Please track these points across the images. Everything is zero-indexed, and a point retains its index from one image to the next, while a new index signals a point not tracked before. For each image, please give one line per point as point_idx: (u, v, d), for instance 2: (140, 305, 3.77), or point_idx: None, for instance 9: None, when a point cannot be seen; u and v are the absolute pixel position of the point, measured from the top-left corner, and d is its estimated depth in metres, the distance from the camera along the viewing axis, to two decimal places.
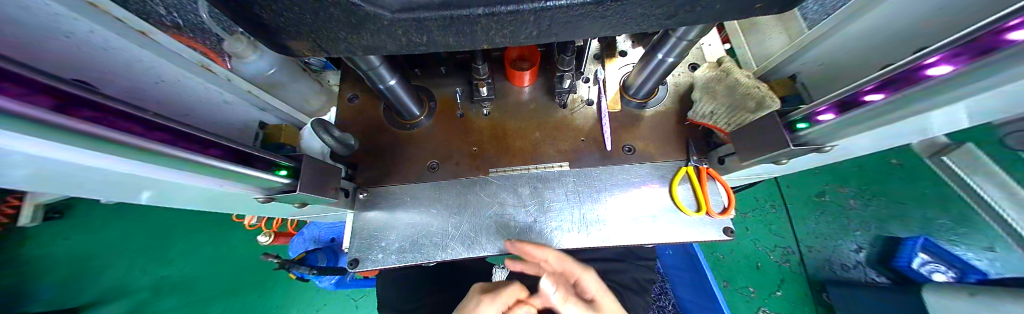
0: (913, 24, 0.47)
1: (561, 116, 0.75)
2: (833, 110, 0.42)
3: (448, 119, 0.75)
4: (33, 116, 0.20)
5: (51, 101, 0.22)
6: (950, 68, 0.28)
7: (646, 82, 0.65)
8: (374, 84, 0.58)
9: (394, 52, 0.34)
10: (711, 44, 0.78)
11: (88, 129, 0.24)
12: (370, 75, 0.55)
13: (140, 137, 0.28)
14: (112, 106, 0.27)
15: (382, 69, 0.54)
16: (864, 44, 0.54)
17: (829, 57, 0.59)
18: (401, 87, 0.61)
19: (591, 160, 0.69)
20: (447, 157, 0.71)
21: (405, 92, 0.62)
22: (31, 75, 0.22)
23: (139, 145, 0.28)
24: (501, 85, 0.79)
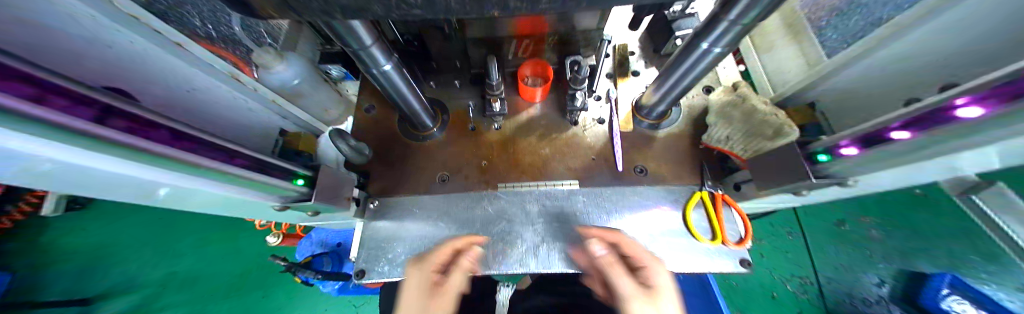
0: (955, 52, 0.44)
1: (572, 133, 0.75)
2: (857, 144, 0.40)
3: (459, 132, 0.76)
4: (65, 124, 0.21)
5: (88, 112, 0.23)
6: (981, 111, 0.27)
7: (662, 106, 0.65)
8: (385, 92, 0.59)
9: (381, 15, 0.29)
10: (726, 67, 0.78)
11: (122, 139, 0.25)
12: (360, 56, 0.48)
13: (171, 147, 0.29)
14: (151, 119, 0.28)
15: (394, 76, 0.54)
16: (887, 75, 0.52)
17: (848, 86, 0.58)
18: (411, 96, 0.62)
19: (602, 179, 0.68)
20: (457, 170, 0.71)
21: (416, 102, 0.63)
22: (76, 90, 0.23)
23: (171, 154, 0.29)
24: (513, 101, 0.81)
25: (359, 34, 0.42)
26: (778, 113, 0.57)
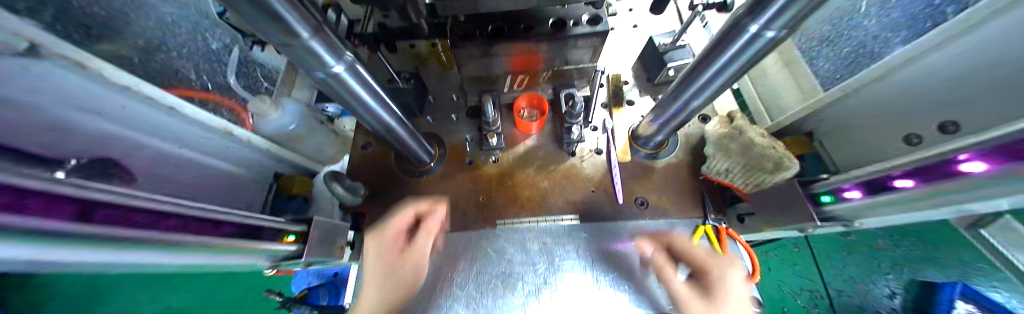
0: (951, 93, 0.44)
1: (570, 164, 0.75)
2: (860, 189, 0.40)
3: (457, 166, 0.75)
4: (53, 231, 0.20)
5: (72, 211, 0.22)
6: (986, 166, 0.28)
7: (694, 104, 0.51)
8: (345, 105, 0.46)
9: None
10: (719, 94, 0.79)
11: (108, 232, 0.24)
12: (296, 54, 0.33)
13: (156, 230, 0.28)
14: (133, 204, 0.28)
15: (351, 82, 0.39)
16: (880, 110, 0.53)
17: (842, 118, 0.59)
18: (382, 107, 0.49)
19: (602, 213, 0.67)
20: (455, 207, 0.70)
21: (386, 113, 0.50)
22: (64, 190, 0.22)
23: (157, 237, 0.28)
24: (510, 132, 0.81)
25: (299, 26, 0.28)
26: (775, 146, 0.57)
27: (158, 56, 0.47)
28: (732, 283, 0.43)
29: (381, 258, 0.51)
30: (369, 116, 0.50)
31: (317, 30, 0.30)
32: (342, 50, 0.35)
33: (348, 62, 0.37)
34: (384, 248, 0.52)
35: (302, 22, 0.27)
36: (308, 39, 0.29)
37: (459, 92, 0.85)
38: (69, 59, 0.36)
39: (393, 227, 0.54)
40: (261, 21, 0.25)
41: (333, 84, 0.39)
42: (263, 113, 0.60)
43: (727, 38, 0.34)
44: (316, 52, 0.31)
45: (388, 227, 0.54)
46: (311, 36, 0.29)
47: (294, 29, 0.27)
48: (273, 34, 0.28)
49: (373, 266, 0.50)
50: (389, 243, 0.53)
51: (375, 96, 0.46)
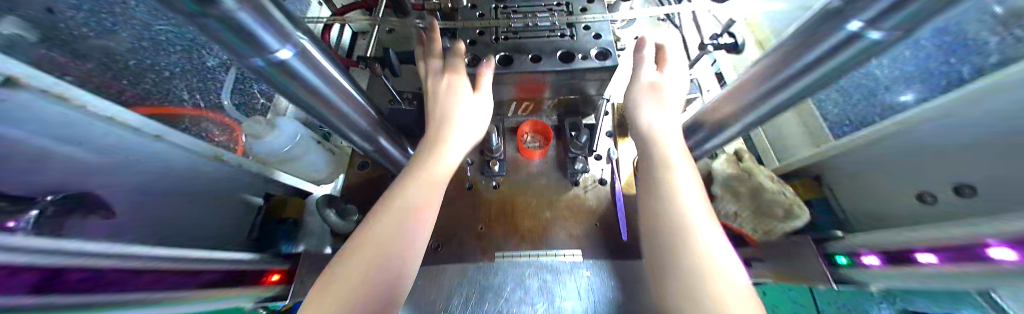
0: (944, 153, 0.44)
1: (573, 195, 0.72)
2: (878, 256, 0.39)
3: (456, 192, 0.73)
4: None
5: (25, 282, 0.19)
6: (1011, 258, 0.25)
7: (742, 106, 0.46)
8: (320, 121, 0.42)
9: None
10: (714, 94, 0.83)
11: (78, 302, 0.22)
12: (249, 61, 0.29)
13: (131, 292, 0.26)
14: (108, 264, 0.25)
15: (304, 71, 0.33)
16: (890, 166, 0.51)
17: (851, 169, 0.58)
18: (347, 101, 0.41)
19: (606, 249, 0.65)
20: (451, 236, 0.67)
21: (359, 114, 0.45)
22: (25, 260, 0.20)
23: (132, 300, 0.26)
24: (512, 157, 0.78)
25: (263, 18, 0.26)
26: (785, 192, 0.55)
27: (147, 76, 0.46)
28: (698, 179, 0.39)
29: (398, 215, 0.36)
30: (336, 116, 0.42)
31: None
32: (285, 28, 0.28)
33: (296, 43, 0.30)
34: (406, 208, 0.37)
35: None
36: (236, 10, 0.23)
37: None
38: (47, 92, 0.31)
39: (429, 188, 0.40)
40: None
41: (283, 80, 0.32)
42: (257, 134, 0.55)
43: (825, 36, 0.31)
44: (252, 31, 0.25)
45: (430, 179, 0.41)
46: (242, 5, 0.23)
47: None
48: (190, 7, 0.21)
49: (385, 216, 0.35)
50: (403, 203, 0.37)
51: (339, 88, 0.39)
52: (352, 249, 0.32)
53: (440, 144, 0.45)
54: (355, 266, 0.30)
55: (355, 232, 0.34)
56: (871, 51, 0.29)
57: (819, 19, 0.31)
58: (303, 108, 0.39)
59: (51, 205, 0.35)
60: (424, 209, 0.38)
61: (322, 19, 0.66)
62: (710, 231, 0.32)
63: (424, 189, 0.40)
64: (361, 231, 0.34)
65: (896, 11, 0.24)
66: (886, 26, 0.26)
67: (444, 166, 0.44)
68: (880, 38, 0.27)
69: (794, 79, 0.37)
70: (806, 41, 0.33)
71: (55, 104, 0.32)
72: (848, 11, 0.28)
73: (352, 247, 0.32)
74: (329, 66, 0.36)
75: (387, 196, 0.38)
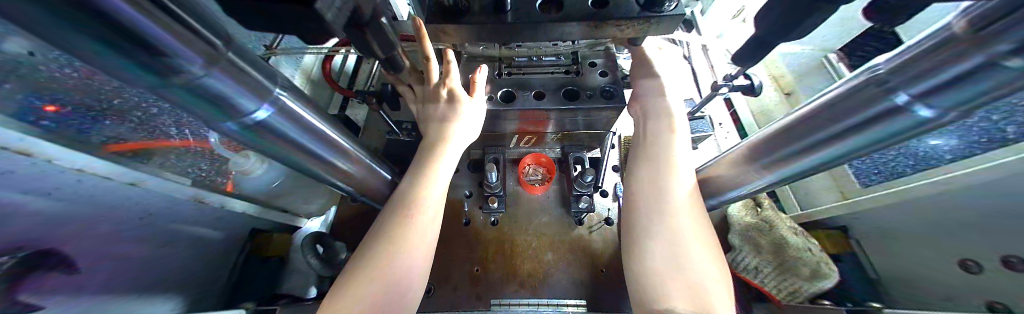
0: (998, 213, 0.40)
1: (577, 235, 0.68)
2: None
3: (453, 228, 0.69)
4: None
5: None
6: None
7: (746, 157, 0.45)
8: (303, 172, 0.40)
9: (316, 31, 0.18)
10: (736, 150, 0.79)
11: None
12: (221, 123, 0.27)
13: None
14: None
15: (283, 127, 0.31)
16: (937, 224, 0.46)
17: (885, 222, 0.53)
18: (334, 151, 0.39)
19: (613, 301, 0.60)
20: (445, 279, 0.62)
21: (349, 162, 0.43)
22: None
23: None
24: (513, 191, 0.75)
25: (236, 84, 0.24)
26: (811, 247, 0.51)
27: (133, 114, 0.44)
28: (681, 196, 0.46)
29: (397, 236, 0.44)
30: (320, 165, 0.40)
31: (220, 61, 0.22)
32: (267, 90, 0.27)
33: (275, 102, 0.29)
34: (406, 228, 0.45)
35: (197, 54, 0.20)
36: (202, 76, 0.21)
37: None
38: (8, 149, 0.28)
39: (426, 209, 0.48)
40: (130, 67, 0.18)
41: (260, 137, 0.30)
42: (245, 170, 0.54)
43: (855, 103, 0.28)
44: (221, 94, 0.24)
45: (426, 197, 0.49)
46: (210, 70, 0.22)
47: (181, 64, 0.20)
48: (150, 78, 0.20)
49: (388, 233, 0.45)
50: (407, 225, 0.45)
51: (322, 137, 0.36)
52: (355, 273, 0.41)
53: (434, 166, 0.52)
54: (363, 273, 0.40)
55: (368, 242, 0.45)
56: (916, 127, 0.26)
57: (857, 85, 0.28)
58: (284, 162, 0.36)
59: (10, 265, 0.32)
60: (419, 232, 0.46)
61: (322, 51, 0.65)
62: (689, 237, 0.42)
63: (420, 211, 0.48)
64: (370, 245, 0.44)
65: (959, 88, 0.21)
66: (940, 102, 0.23)
67: (437, 190, 0.51)
68: (934, 115, 0.25)
69: (821, 146, 0.34)
70: (834, 106, 0.31)
71: (20, 157, 0.29)
72: (893, 82, 0.25)
73: (361, 259, 0.43)
74: (314, 119, 0.34)
75: (389, 213, 0.48)
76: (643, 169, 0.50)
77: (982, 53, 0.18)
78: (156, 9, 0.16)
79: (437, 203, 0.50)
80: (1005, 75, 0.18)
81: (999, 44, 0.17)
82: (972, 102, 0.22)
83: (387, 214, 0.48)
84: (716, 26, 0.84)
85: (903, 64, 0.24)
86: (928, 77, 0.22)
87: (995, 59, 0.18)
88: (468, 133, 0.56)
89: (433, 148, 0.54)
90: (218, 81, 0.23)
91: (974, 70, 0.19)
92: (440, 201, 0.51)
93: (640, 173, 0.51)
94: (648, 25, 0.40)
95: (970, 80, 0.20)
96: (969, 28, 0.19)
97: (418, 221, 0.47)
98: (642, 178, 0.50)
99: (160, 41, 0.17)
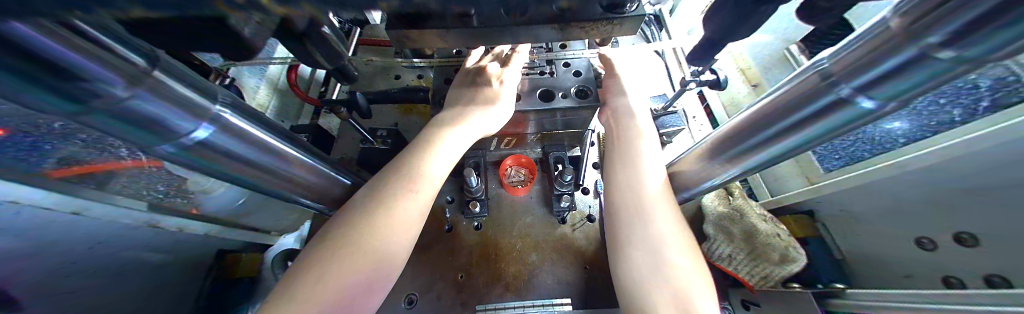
0: (948, 191, 0.42)
1: (560, 234, 0.68)
2: None
3: (435, 235, 0.68)
4: None
5: None
6: None
7: (716, 150, 0.45)
8: (260, 188, 0.38)
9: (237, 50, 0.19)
10: (700, 130, 0.82)
11: None
12: (159, 144, 0.25)
13: None
14: None
15: (228, 144, 0.30)
16: (892, 204, 0.49)
17: (847, 205, 0.55)
18: (292, 166, 0.38)
19: (597, 299, 0.60)
20: (429, 288, 0.61)
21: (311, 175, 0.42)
22: None
23: None
24: (495, 193, 0.75)
25: (164, 104, 0.22)
26: (779, 233, 0.54)
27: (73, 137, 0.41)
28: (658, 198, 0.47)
29: (356, 258, 0.36)
30: (274, 180, 0.38)
31: (145, 80, 0.21)
32: (201, 106, 0.26)
33: (216, 120, 0.27)
34: (371, 251, 0.37)
35: (118, 75, 0.19)
36: (128, 98, 0.20)
37: None
38: None
39: (402, 225, 0.40)
40: (37, 95, 0.16)
41: (203, 156, 0.29)
42: (206, 189, 0.50)
43: (804, 96, 0.30)
44: (151, 115, 0.22)
45: (401, 212, 0.41)
46: (134, 91, 0.20)
47: (102, 88, 0.18)
48: (67, 106, 0.18)
49: (342, 255, 0.36)
50: (372, 247, 0.37)
51: (273, 150, 0.35)
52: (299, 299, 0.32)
53: (420, 175, 0.44)
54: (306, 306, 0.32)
55: (309, 260, 0.36)
56: (860, 117, 0.28)
57: (804, 79, 0.29)
58: (234, 180, 0.35)
59: None
60: (390, 252, 0.39)
61: (288, 59, 0.63)
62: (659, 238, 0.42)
63: (395, 227, 0.40)
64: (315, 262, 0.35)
65: (897, 78, 0.22)
66: (879, 94, 0.24)
67: (419, 202, 0.43)
68: (875, 107, 0.26)
69: (775, 139, 0.36)
70: (787, 100, 0.32)
71: None
72: (836, 76, 0.26)
73: (302, 284, 0.33)
74: (261, 133, 0.32)
75: (350, 223, 0.39)
76: (620, 169, 0.51)
77: (915, 45, 0.19)
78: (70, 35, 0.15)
79: (416, 220, 0.42)
80: (934, 67, 0.19)
81: (930, 36, 0.17)
82: (909, 92, 0.23)
83: (343, 223, 0.39)
84: (686, 22, 0.88)
85: (845, 58, 0.25)
86: (871, 68, 0.23)
87: (928, 51, 0.18)
88: (461, 142, 0.52)
89: (416, 152, 0.47)
90: (146, 102, 0.21)
91: (910, 61, 0.20)
92: (422, 215, 0.43)
93: (619, 172, 0.51)
94: (614, 26, 0.40)
95: (908, 71, 0.20)
96: (902, 21, 0.19)
97: (393, 240, 0.39)
98: (620, 178, 0.50)
99: (79, 67, 0.16)
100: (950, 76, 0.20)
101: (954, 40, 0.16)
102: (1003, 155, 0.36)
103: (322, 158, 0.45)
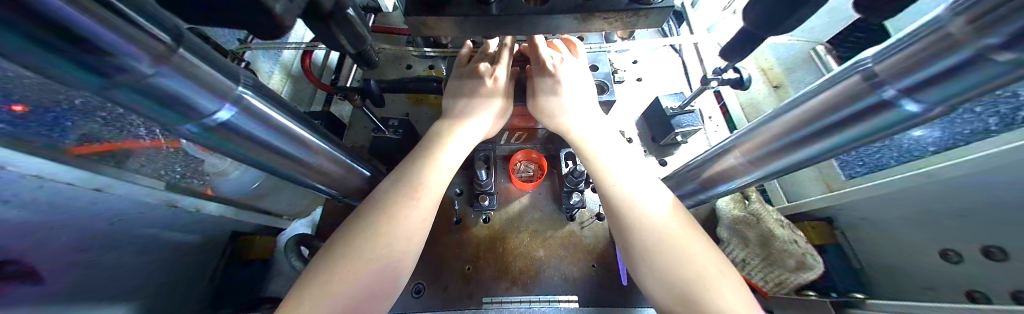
0: (983, 204, 0.40)
1: (569, 231, 0.68)
2: None
3: (443, 226, 0.68)
4: None
5: None
6: None
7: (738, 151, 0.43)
8: (277, 173, 0.39)
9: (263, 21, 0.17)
10: (716, 131, 0.80)
11: None
12: (177, 122, 0.25)
13: None
14: None
15: (249, 126, 0.29)
16: (920, 214, 0.47)
17: (870, 215, 0.53)
18: (309, 151, 0.38)
19: (604, 297, 0.60)
20: (436, 278, 0.62)
21: (327, 161, 0.42)
22: None
23: None
24: (504, 187, 0.74)
25: (188, 82, 0.22)
26: (796, 239, 0.52)
27: None
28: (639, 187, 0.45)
29: (384, 236, 0.39)
30: (291, 165, 0.38)
31: (170, 58, 0.20)
32: (223, 87, 0.25)
33: (238, 101, 0.27)
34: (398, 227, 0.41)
35: (146, 51, 0.18)
36: (152, 75, 0.20)
37: None
38: None
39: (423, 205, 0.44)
40: (66, 68, 0.16)
41: (223, 139, 0.29)
42: (221, 171, 0.52)
43: (841, 98, 0.28)
44: (176, 93, 0.22)
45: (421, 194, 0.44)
46: (159, 68, 0.20)
47: (128, 64, 0.18)
48: (94, 81, 0.18)
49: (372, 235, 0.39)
50: (397, 226, 0.40)
51: (291, 135, 0.35)
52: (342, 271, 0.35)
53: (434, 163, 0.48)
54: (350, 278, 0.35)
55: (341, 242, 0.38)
56: (903, 121, 0.26)
57: (843, 80, 0.28)
58: (253, 164, 0.35)
59: None
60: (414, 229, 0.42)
61: (302, 45, 0.62)
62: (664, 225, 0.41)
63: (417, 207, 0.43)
64: (337, 249, 0.38)
65: (950, 80, 0.20)
66: (927, 97, 0.23)
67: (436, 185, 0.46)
68: (919, 110, 0.24)
69: (806, 142, 0.34)
70: (823, 102, 0.30)
71: None
72: (881, 76, 0.24)
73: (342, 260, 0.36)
74: (279, 117, 0.32)
75: (377, 207, 0.42)
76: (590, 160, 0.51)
77: (973, 46, 0.17)
78: (95, 7, 0.15)
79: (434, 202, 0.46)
80: (993, 70, 0.18)
81: (991, 36, 0.16)
82: (960, 96, 0.21)
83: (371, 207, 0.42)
84: (708, 18, 0.85)
85: (891, 56, 0.23)
86: (919, 70, 0.21)
87: (986, 53, 0.17)
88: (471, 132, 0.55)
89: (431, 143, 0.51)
90: (172, 78, 0.21)
91: (965, 63, 0.18)
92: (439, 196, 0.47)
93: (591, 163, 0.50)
94: (638, 17, 0.38)
95: (962, 74, 0.19)
96: (960, 19, 0.18)
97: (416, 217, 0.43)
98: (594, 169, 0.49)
99: (105, 41, 0.16)
100: (1013, 79, 0.18)
101: (1020, 41, 0.15)
102: None
103: (338, 144, 0.44)
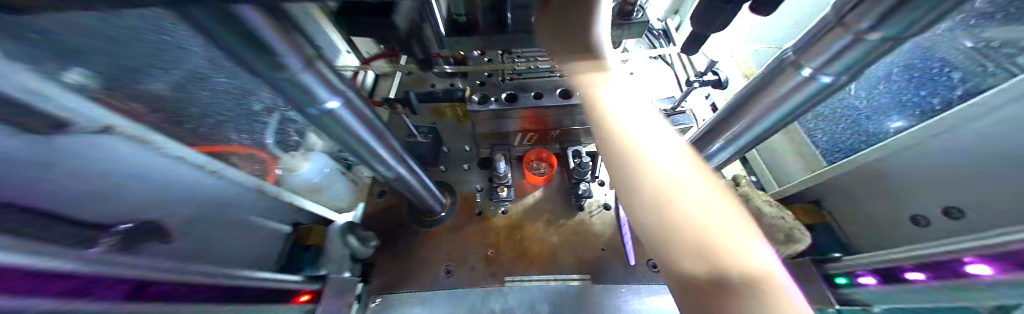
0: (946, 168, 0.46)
1: (579, 220, 0.75)
2: (875, 274, 0.40)
3: (466, 217, 0.77)
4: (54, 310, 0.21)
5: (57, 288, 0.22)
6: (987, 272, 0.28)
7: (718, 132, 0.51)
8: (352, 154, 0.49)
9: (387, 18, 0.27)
10: None
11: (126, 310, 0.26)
12: (304, 110, 0.36)
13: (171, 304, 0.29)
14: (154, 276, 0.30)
15: (348, 118, 0.40)
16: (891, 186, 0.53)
17: (847, 189, 0.61)
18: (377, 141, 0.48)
19: (613, 275, 0.66)
20: (463, 261, 0.70)
21: (389, 152, 0.51)
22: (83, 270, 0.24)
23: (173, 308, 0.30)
24: (519, 183, 0.83)
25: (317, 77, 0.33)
26: (784, 214, 0.59)
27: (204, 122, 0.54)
28: None
29: None
30: (358, 153, 0.48)
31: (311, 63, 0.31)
32: (336, 85, 0.36)
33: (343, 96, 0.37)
34: None
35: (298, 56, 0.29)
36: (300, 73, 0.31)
37: (472, 143, 0.92)
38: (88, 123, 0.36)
39: None
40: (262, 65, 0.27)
41: (327, 125, 0.39)
42: (292, 166, 0.64)
43: (778, 79, 0.37)
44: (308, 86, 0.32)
45: None
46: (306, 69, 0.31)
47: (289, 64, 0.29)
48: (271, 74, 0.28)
49: None
50: None
51: (370, 126, 0.44)
52: None
53: None
54: None
55: None
56: (825, 90, 0.34)
57: (778, 64, 0.37)
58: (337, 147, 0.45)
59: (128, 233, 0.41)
60: None
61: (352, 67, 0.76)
62: None
63: None
64: None
65: (842, 56, 0.29)
66: (833, 70, 0.31)
67: None
68: (832, 81, 0.32)
69: (764, 118, 0.42)
70: (769, 83, 0.39)
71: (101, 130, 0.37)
72: (799, 59, 0.33)
73: None
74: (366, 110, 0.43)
75: None
76: None
77: (850, 32, 0.26)
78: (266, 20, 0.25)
79: None
80: (866, 47, 0.26)
81: (860, 23, 0.25)
82: (854, 67, 0.30)
83: None
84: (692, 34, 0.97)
85: (804, 46, 0.32)
86: (820, 53, 0.30)
87: (860, 35, 0.26)
88: None
89: None
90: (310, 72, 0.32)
91: (850, 43, 0.27)
92: None
93: None
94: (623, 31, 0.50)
95: (849, 51, 0.28)
96: (838, 14, 0.27)
97: None
98: None
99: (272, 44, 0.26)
100: (882, 51, 0.27)
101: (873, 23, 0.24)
102: (974, 134, 0.41)
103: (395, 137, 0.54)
